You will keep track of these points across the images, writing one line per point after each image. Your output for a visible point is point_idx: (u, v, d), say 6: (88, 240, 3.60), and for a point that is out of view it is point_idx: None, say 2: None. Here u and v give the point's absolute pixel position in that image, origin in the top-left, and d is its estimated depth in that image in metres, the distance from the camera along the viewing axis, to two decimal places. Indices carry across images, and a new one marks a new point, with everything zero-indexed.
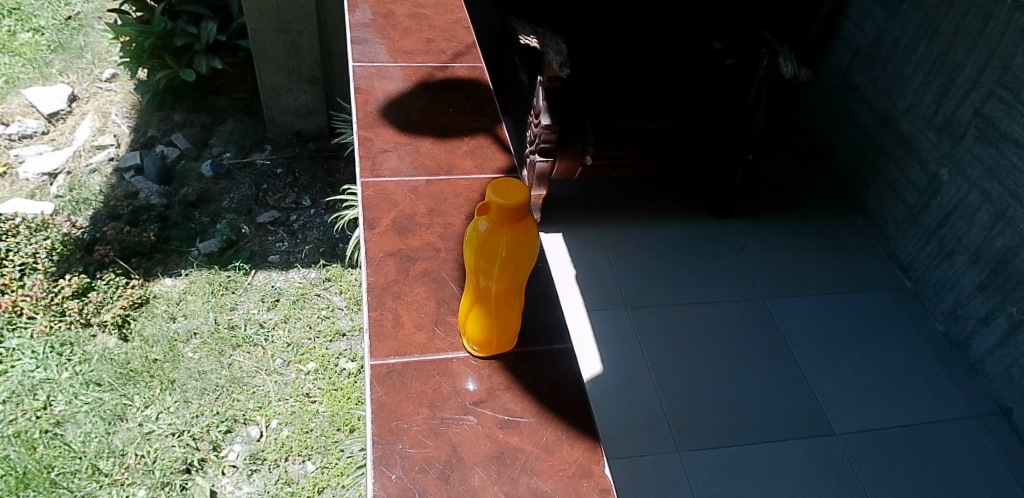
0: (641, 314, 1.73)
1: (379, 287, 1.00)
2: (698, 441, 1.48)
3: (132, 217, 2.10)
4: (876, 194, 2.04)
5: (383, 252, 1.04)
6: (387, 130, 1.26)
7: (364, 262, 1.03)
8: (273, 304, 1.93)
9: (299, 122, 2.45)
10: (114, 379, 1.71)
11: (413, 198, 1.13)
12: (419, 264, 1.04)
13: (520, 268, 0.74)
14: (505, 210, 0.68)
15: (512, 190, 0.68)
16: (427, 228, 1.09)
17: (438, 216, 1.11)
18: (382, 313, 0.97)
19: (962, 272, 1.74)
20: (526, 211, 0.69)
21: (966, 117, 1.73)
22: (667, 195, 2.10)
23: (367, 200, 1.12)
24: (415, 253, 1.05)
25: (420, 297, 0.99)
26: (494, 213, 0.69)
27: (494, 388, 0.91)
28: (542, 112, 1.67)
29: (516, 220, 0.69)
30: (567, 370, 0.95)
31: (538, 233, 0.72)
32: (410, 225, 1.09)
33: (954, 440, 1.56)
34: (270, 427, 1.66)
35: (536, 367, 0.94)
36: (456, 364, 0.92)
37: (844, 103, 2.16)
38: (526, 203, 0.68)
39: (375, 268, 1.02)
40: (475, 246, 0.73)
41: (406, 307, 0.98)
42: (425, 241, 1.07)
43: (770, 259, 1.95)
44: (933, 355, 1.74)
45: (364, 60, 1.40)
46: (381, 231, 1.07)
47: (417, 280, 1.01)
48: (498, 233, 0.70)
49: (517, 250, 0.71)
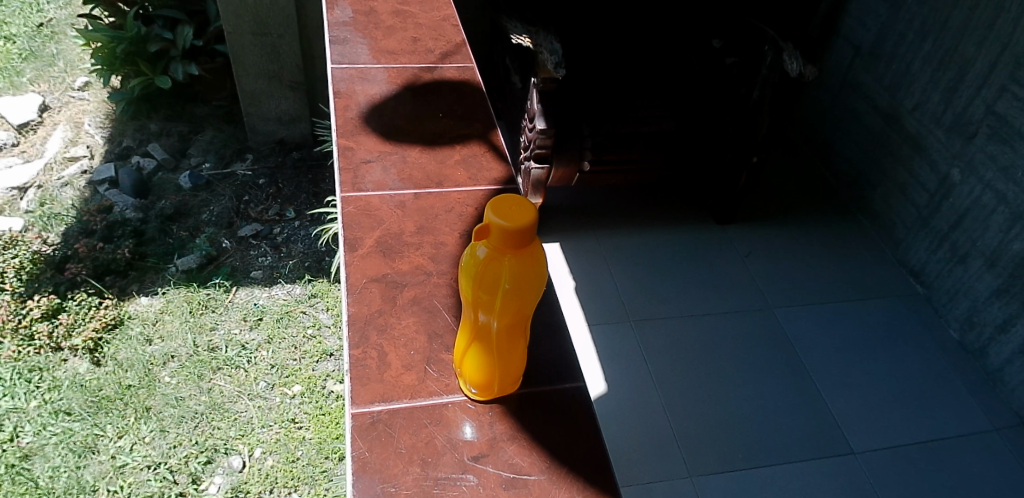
0: (644, 328, 1.64)
1: (361, 318, 0.84)
2: (711, 464, 1.38)
3: (106, 233, 1.98)
4: (883, 196, 1.96)
5: (366, 277, 0.88)
6: (370, 138, 1.12)
7: (345, 291, 0.87)
8: (256, 323, 1.82)
9: (281, 130, 2.34)
10: (85, 408, 1.60)
11: (399, 214, 0.98)
12: (407, 291, 0.87)
13: (526, 301, 0.63)
14: (507, 234, 0.57)
15: (517, 210, 0.58)
16: (416, 248, 0.93)
17: (427, 233, 0.96)
18: (365, 352, 0.80)
19: (977, 277, 1.65)
20: (533, 234, 0.58)
21: (978, 114, 1.65)
22: (667, 201, 2.01)
23: (347, 217, 0.97)
24: (402, 278, 0.89)
25: (410, 327, 0.83)
26: (494, 238, 0.58)
27: (497, 438, 0.74)
28: (537, 116, 1.58)
29: (520, 246, 0.58)
30: (585, 414, 0.78)
31: (546, 261, 0.62)
32: (396, 246, 0.93)
33: (978, 456, 1.46)
34: (254, 456, 1.55)
35: (547, 412, 0.78)
36: (450, 411, 0.76)
37: (848, 101, 2.08)
38: (532, 225, 0.58)
39: (357, 297, 0.86)
40: (472, 276, 0.62)
41: (393, 344, 0.82)
42: (414, 264, 0.91)
43: (777, 265, 1.86)
44: (951, 366, 1.65)
45: (344, 61, 1.30)
46: (364, 253, 0.91)
47: (405, 310, 0.85)
48: (501, 260, 0.60)
49: (522, 281, 0.61)
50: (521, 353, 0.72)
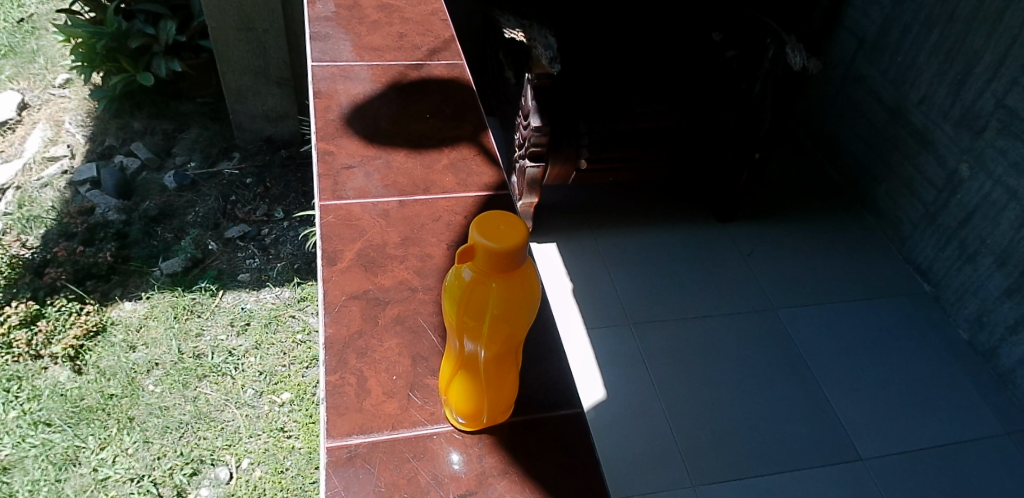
0: (644, 331, 1.59)
1: (339, 341, 0.75)
2: (714, 473, 1.34)
3: (87, 236, 1.92)
4: (888, 192, 1.91)
5: (346, 294, 0.81)
6: (352, 142, 1.06)
7: (322, 310, 0.79)
8: (243, 329, 1.76)
9: (269, 128, 2.28)
10: (66, 418, 1.54)
11: (382, 224, 0.92)
12: (390, 309, 0.80)
13: (517, 327, 0.57)
14: (495, 257, 0.52)
15: (504, 230, 0.52)
16: (400, 261, 0.86)
17: (413, 245, 0.89)
18: (343, 377, 0.72)
19: (987, 276, 1.61)
20: (523, 256, 0.53)
21: (987, 109, 1.60)
22: (666, 199, 1.96)
23: (327, 228, 0.90)
24: (385, 294, 0.82)
25: (392, 350, 0.75)
26: (480, 261, 0.53)
27: (486, 473, 0.66)
28: (531, 113, 1.53)
29: (509, 269, 0.53)
30: (584, 443, 0.70)
31: (537, 284, 0.56)
32: (379, 259, 0.86)
33: (990, 462, 1.42)
34: (241, 467, 1.49)
35: (543, 442, 0.69)
36: (435, 444, 0.68)
37: (850, 95, 2.03)
38: (522, 246, 0.52)
39: (334, 317, 0.78)
40: (457, 302, 0.56)
41: (374, 368, 0.73)
42: (397, 279, 0.84)
43: (779, 264, 1.81)
44: (960, 367, 1.61)
45: (326, 59, 1.24)
46: (343, 267, 0.84)
47: (388, 330, 0.77)
48: (489, 284, 0.54)
49: (512, 307, 0.55)
50: (513, 383, 0.66)
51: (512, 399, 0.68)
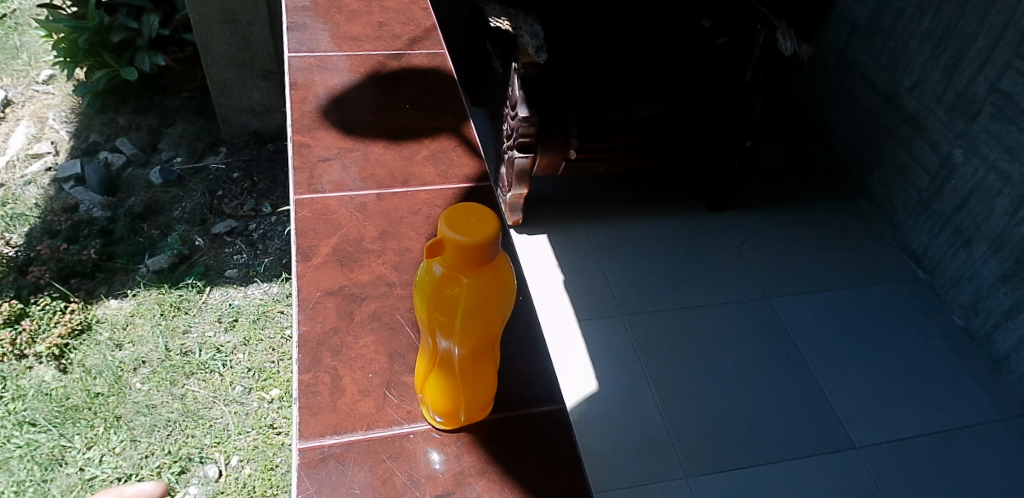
0: (635, 322, 1.58)
1: (313, 339, 0.74)
2: (707, 463, 1.33)
3: (72, 233, 1.90)
4: (881, 178, 1.89)
5: (320, 290, 0.79)
6: (329, 134, 1.04)
7: (296, 307, 0.78)
8: (231, 325, 1.74)
9: (255, 121, 2.25)
10: (51, 418, 1.52)
11: (360, 218, 0.90)
12: (367, 305, 0.78)
13: (491, 322, 0.56)
14: (465, 251, 0.51)
15: (474, 223, 0.52)
16: (377, 256, 0.84)
17: (391, 239, 0.87)
18: (317, 377, 0.70)
19: (981, 262, 1.60)
20: (494, 250, 0.52)
21: (981, 93, 1.58)
22: (658, 189, 1.94)
23: (302, 223, 0.88)
24: (361, 290, 0.80)
25: (369, 347, 0.74)
26: (450, 256, 0.52)
27: (464, 473, 0.65)
28: (518, 103, 1.50)
29: (480, 263, 0.52)
30: (565, 440, 0.68)
31: (510, 279, 0.55)
32: (356, 254, 0.84)
33: (985, 448, 1.41)
34: (231, 465, 1.48)
35: (523, 440, 0.68)
36: (412, 443, 0.66)
37: (842, 81, 2.01)
38: (493, 240, 0.51)
39: (309, 314, 0.76)
40: (428, 299, 0.55)
41: (349, 366, 0.72)
42: (375, 274, 0.82)
43: (771, 253, 1.80)
44: (954, 354, 1.60)
45: (303, 50, 1.22)
46: (318, 263, 0.82)
47: (364, 327, 0.76)
48: (461, 278, 0.53)
49: (484, 302, 0.54)
50: (492, 378, 0.65)
51: (491, 395, 0.67)
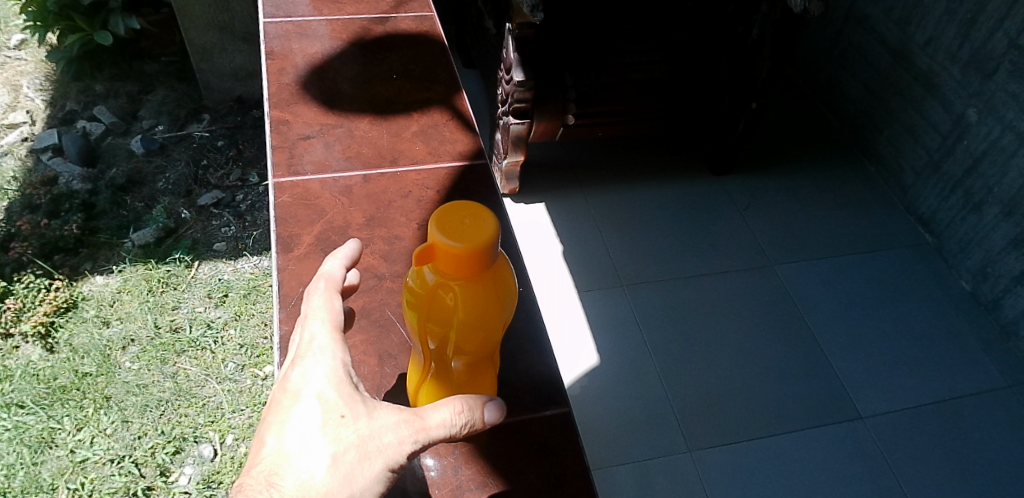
0: (637, 293, 1.54)
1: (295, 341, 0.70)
2: (710, 436, 1.31)
3: (52, 207, 1.83)
4: (891, 139, 1.83)
5: (303, 285, 0.75)
6: (309, 109, 0.97)
7: (277, 304, 0.74)
8: (222, 300, 1.68)
9: (239, 87, 2.16)
10: (38, 399, 1.48)
11: (344, 203, 0.85)
12: (354, 300, 0.74)
13: (487, 331, 0.55)
14: (457, 257, 0.49)
15: (466, 227, 0.49)
16: (364, 245, 0.80)
17: (379, 226, 0.82)
18: None
19: (993, 226, 1.56)
20: (489, 256, 0.50)
21: (999, 50, 1.50)
22: (659, 153, 1.87)
23: (282, 209, 0.83)
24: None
25: (357, 348, 0.69)
26: (442, 261, 0.50)
27: (462, 487, 0.61)
28: (513, 67, 1.42)
29: (473, 270, 0.50)
30: (569, 447, 0.65)
31: (506, 287, 0.53)
32: (341, 243, 0.80)
33: (993, 416, 1.39)
34: (225, 444, 1.44)
35: (524, 448, 0.64)
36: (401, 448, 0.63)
37: (851, 37, 1.92)
38: (486, 246, 0.49)
39: (290, 313, 0.72)
40: (420, 305, 0.54)
41: None
42: (362, 265, 0.77)
43: (776, 219, 1.74)
44: (962, 320, 1.56)
45: (280, 15, 1.14)
46: (301, 254, 0.78)
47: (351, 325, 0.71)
48: (455, 284, 0.51)
49: (478, 311, 0.52)
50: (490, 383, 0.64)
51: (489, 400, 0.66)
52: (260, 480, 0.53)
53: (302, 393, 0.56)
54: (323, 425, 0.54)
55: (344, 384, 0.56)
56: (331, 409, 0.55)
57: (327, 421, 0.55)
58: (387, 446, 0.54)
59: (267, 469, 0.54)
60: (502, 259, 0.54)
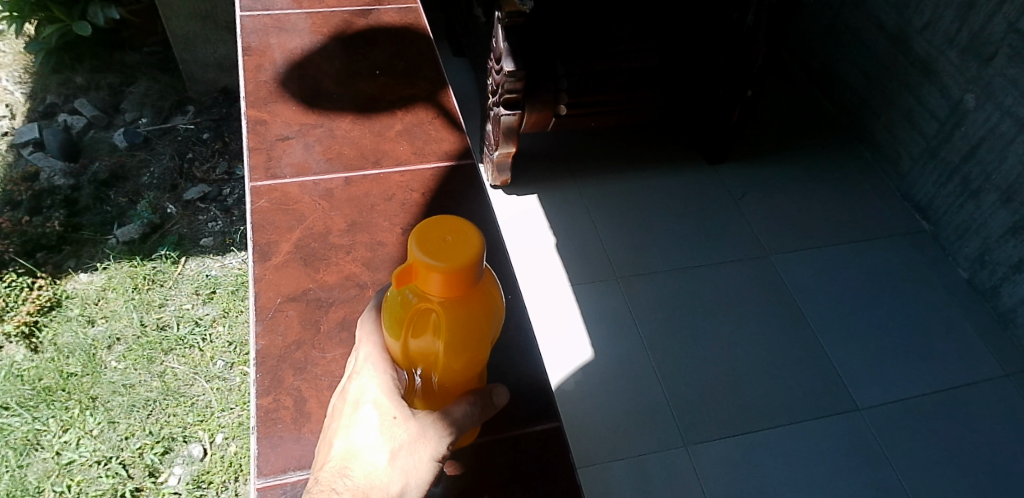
0: (632, 285, 1.52)
1: (273, 355, 0.70)
2: (707, 430, 1.29)
3: (33, 204, 1.79)
4: (886, 126, 1.80)
5: (281, 296, 0.76)
6: (288, 108, 0.95)
7: (255, 316, 0.74)
8: (209, 297, 1.65)
9: (224, 77, 2.11)
10: (23, 401, 1.46)
11: (324, 207, 0.85)
12: (335, 311, 0.75)
13: (471, 351, 0.54)
14: (439, 276, 0.48)
15: (449, 246, 0.49)
16: (345, 252, 0.80)
17: (361, 231, 0.83)
18: (278, 400, 0.67)
19: (991, 214, 1.54)
20: (471, 276, 0.49)
21: (998, 34, 1.47)
22: (653, 142, 1.84)
23: (259, 214, 0.83)
24: (328, 294, 0.76)
25: (337, 362, 0.70)
26: (423, 280, 0.49)
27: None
28: (503, 57, 1.38)
29: (456, 291, 0.50)
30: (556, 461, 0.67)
31: (489, 306, 0.53)
32: (320, 250, 0.80)
33: (991, 406, 1.38)
34: (215, 443, 1.42)
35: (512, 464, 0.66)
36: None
37: (847, 22, 1.89)
38: (469, 266, 0.49)
39: (268, 325, 0.73)
40: (400, 322, 0.53)
41: (313, 386, 0.68)
42: (342, 274, 0.78)
43: (771, 208, 1.72)
44: (960, 308, 1.55)
45: (258, 9, 1.11)
46: (278, 263, 0.78)
47: (332, 338, 0.72)
48: (437, 304, 0.51)
49: (460, 330, 0.52)
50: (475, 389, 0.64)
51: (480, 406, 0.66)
52: (332, 475, 0.56)
53: (360, 399, 0.59)
54: (379, 425, 0.57)
55: (395, 387, 0.59)
56: (385, 410, 0.57)
57: (383, 422, 0.57)
58: (436, 437, 0.57)
59: (338, 464, 0.57)
60: (486, 276, 0.53)
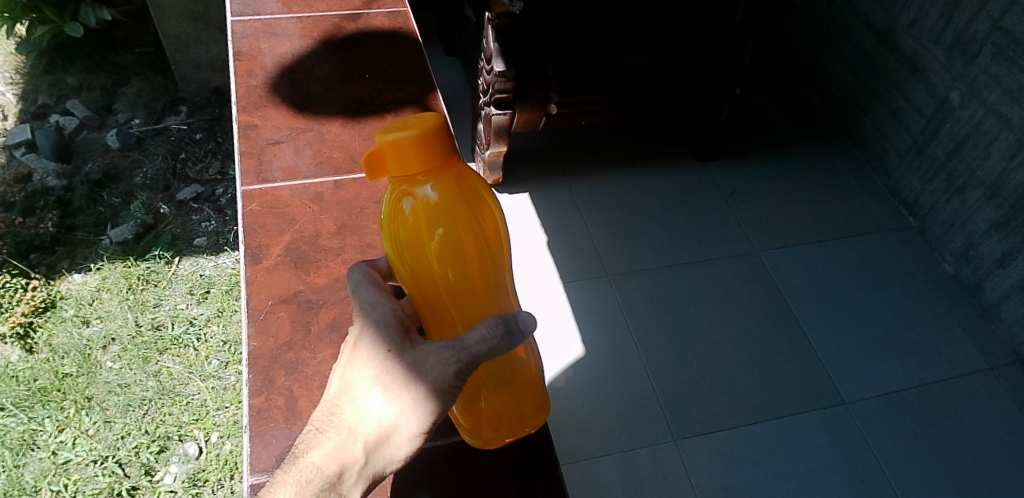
0: (623, 282, 1.53)
1: (264, 356, 0.74)
2: (697, 425, 1.31)
3: (27, 205, 1.80)
4: (874, 123, 1.82)
5: (272, 298, 0.78)
6: (279, 112, 0.97)
7: (247, 318, 0.77)
8: (203, 296, 1.66)
9: (216, 77, 2.12)
10: (19, 402, 1.47)
11: (315, 211, 0.87)
12: (325, 312, 0.78)
13: (463, 225, 0.67)
14: (412, 143, 0.63)
15: (414, 122, 0.65)
16: (334, 255, 0.83)
17: (350, 234, 0.85)
18: (270, 399, 0.71)
19: (975, 209, 1.56)
20: (440, 141, 0.64)
21: (982, 31, 1.49)
22: (643, 140, 1.86)
23: (250, 218, 0.85)
24: (318, 295, 0.79)
25: (326, 362, 0.74)
26: (404, 156, 0.64)
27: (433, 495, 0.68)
28: (494, 58, 1.39)
29: (431, 158, 0.65)
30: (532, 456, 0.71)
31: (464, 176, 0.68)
32: (311, 253, 0.83)
33: (974, 398, 1.41)
34: (211, 442, 1.43)
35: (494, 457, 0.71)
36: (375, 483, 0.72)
37: (835, 19, 1.90)
38: (434, 130, 0.64)
39: (260, 328, 0.76)
40: (399, 215, 0.67)
41: (304, 386, 0.72)
42: (332, 276, 0.81)
43: (760, 204, 1.74)
44: (945, 302, 1.58)
45: (248, 13, 1.12)
46: (269, 266, 0.81)
47: (321, 340, 0.75)
48: (423, 179, 0.66)
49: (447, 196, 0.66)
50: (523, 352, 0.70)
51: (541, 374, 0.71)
52: (328, 408, 0.63)
53: (355, 344, 0.65)
54: (370, 365, 0.63)
55: (385, 332, 0.63)
56: (375, 352, 0.63)
57: (372, 363, 0.63)
58: (424, 373, 0.60)
59: (334, 400, 0.64)
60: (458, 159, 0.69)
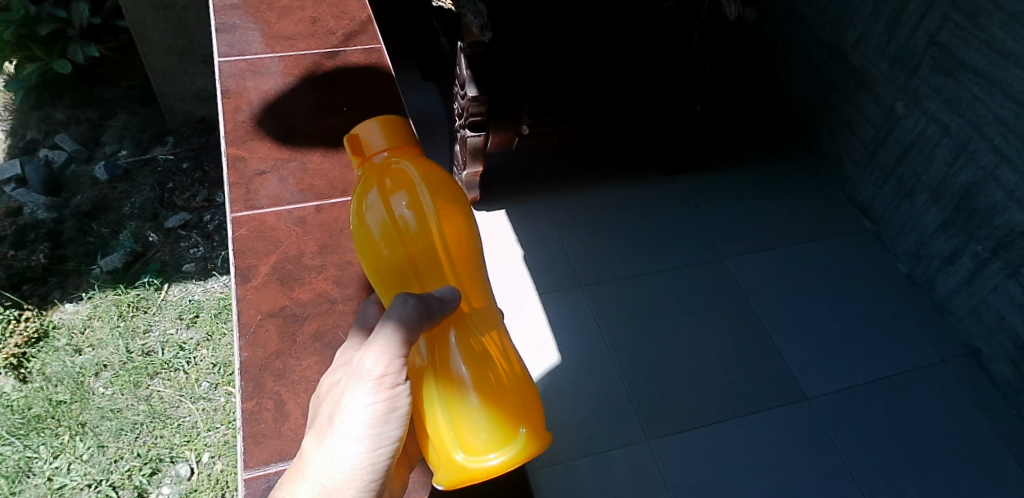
0: (595, 291, 1.61)
1: (255, 365, 0.86)
2: (668, 426, 1.38)
3: (18, 237, 1.85)
4: (828, 133, 1.92)
5: (262, 313, 0.91)
6: (264, 144, 1.08)
7: (239, 331, 0.90)
8: (193, 321, 1.70)
9: (201, 108, 2.19)
10: (13, 430, 1.50)
11: (299, 232, 0.99)
12: (310, 324, 0.91)
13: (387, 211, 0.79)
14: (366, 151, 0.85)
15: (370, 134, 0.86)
16: (318, 272, 0.95)
17: (330, 252, 0.98)
18: (260, 403, 0.84)
19: (924, 211, 1.65)
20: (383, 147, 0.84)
21: (921, 45, 1.59)
22: (612, 156, 1.95)
23: (240, 242, 0.97)
24: (303, 309, 0.92)
25: (311, 368, 0.87)
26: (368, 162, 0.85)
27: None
28: (467, 83, 1.48)
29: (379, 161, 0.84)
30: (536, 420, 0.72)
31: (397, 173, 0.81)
32: (296, 271, 0.95)
33: (929, 390, 1.49)
34: (202, 462, 1.47)
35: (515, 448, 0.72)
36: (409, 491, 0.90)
37: (790, 36, 2.00)
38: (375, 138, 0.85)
39: (250, 340, 0.88)
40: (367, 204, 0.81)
41: (292, 390, 0.85)
42: (316, 291, 0.93)
43: (725, 213, 1.83)
44: (900, 300, 1.67)
45: (234, 53, 1.21)
46: (259, 284, 0.93)
47: (307, 347, 0.89)
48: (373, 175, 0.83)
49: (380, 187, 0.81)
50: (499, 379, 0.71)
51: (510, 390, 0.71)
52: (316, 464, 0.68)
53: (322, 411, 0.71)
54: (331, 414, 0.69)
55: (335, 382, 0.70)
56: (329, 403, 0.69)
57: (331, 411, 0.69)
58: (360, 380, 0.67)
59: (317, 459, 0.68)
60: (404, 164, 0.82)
